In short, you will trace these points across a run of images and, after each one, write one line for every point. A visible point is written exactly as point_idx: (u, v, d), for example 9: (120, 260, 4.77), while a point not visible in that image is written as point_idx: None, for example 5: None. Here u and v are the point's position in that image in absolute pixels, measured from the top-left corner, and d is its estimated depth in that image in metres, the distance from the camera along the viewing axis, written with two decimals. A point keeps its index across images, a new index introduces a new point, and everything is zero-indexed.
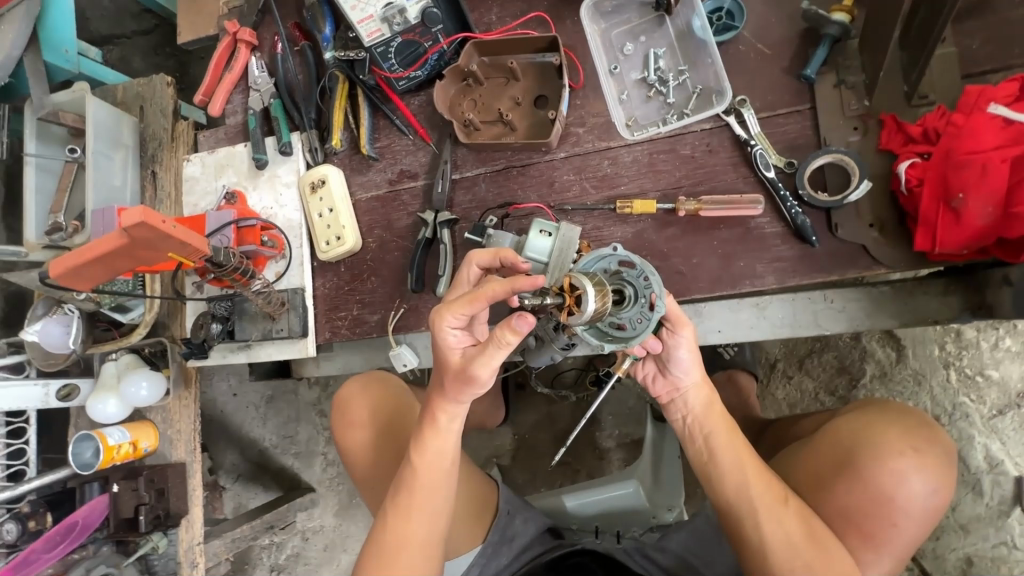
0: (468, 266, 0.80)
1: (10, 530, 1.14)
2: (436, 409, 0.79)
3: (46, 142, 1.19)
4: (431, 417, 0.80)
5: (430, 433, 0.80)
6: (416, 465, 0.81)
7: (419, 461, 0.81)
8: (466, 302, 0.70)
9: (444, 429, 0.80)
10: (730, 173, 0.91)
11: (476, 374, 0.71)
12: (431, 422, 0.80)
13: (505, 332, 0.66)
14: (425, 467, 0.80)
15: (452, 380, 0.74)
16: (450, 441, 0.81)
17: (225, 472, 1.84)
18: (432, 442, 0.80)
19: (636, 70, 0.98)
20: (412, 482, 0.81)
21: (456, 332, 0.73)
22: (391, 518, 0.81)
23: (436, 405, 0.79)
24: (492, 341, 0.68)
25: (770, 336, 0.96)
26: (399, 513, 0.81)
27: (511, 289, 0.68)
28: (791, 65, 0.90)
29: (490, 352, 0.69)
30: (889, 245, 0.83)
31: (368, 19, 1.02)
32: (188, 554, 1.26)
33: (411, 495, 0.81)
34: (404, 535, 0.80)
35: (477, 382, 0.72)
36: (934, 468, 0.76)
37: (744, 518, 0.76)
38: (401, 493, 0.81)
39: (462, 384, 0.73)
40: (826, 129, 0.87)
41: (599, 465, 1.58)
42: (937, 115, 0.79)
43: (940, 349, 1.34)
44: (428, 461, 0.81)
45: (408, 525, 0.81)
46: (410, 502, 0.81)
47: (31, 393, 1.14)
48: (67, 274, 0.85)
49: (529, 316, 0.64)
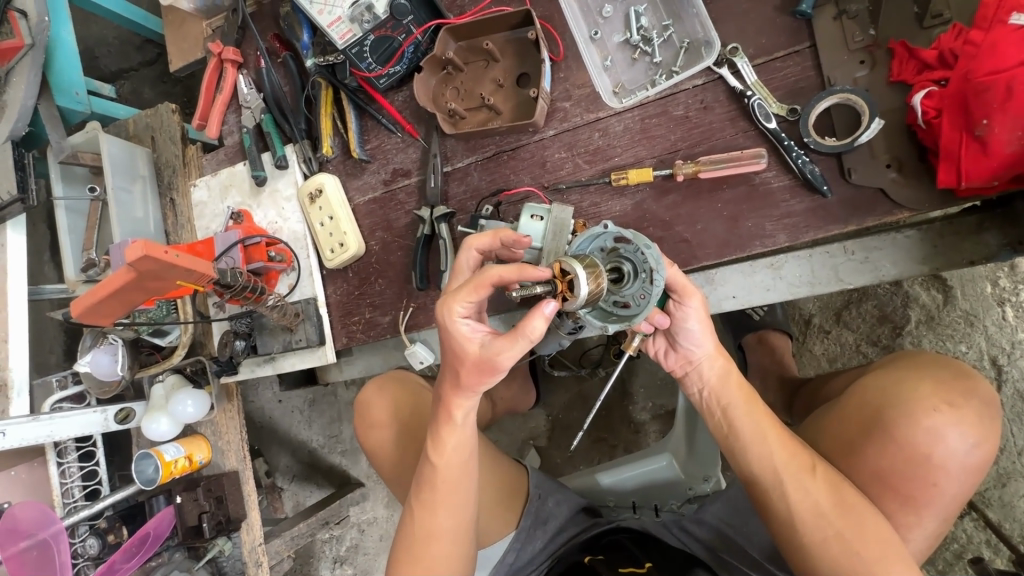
0: (466, 251, 0.78)
1: (92, 544, 1.25)
2: (450, 404, 0.77)
3: (71, 183, 1.25)
4: (446, 413, 0.78)
5: (446, 429, 0.78)
6: (435, 462, 0.80)
7: (439, 459, 0.80)
8: (471, 289, 0.68)
9: (459, 424, 0.78)
10: (728, 129, 0.85)
11: (499, 365, 0.67)
12: (448, 418, 0.78)
13: (534, 322, 0.64)
14: (444, 463, 0.80)
15: (470, 370, 0.70)
16: (466, 435, 0.79)
17: (281, 473, 1.93)
18: (447, 436, 0.79)
19: (618, 33, 0.93)
20: (433, 479, 0.81)
21: (469, 323, 0.70)
22: (416, 513, 0.82)
23: (451, 401, 0.76)
24: (519, 335, 0.65)
25: (789, 296, 0.90)
26: (424, 508, 0.81)
27: (522, 276, 0.66)
28: (784, 3, 0.83)
29: (517, 342, 0.66)
30: (908, 186, 0.76)
31: (338, 21, 0.99)
32: (252, 554, 1.33)
33: (434, 491, 0.81)
34: (431, 527, 0.81)
35: (499, 372, 0.69)
36: (972, 422, 0.71)
37: (770, 488, 0.74)
38: (424, 490, 0.82)
39: (482, 374, 0.70)
40: (829, 67, 0.80)
41: (636, 439, 1.56)
42: (952, 35, 0.72)
43: (993, 286, 1.25)
44: (447, 457, 0.79)
45: (434, 517, 0.81)
46: (434, 498, 0.81)
47: (92, 419, 1.20)
48: (87, 312, 0.91)
49: (552, 299, 0.64)
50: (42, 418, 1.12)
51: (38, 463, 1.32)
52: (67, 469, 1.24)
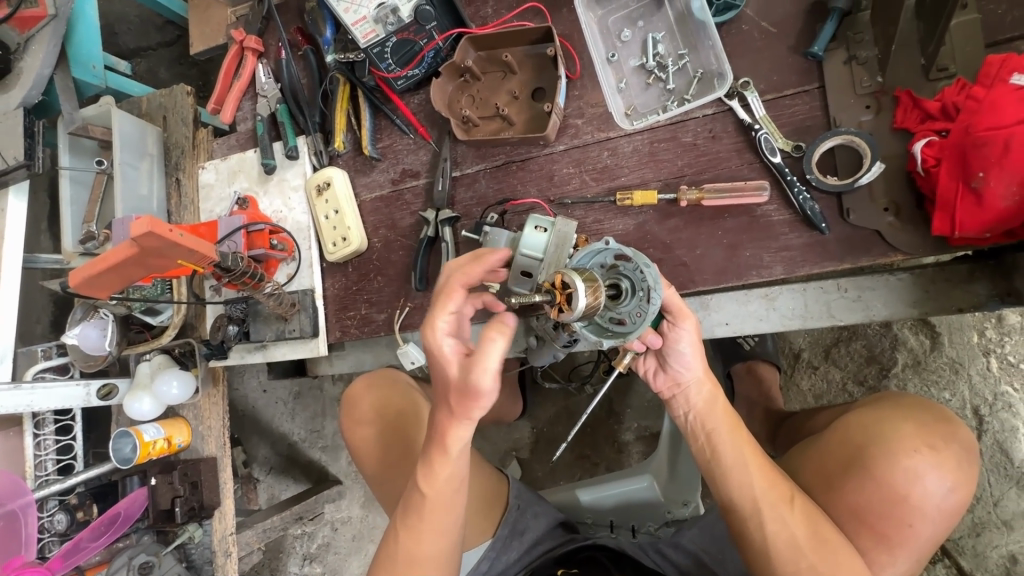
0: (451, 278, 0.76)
1: (60, 520, 1.23)
2: (446, 435, 0.71)
3: (78, 155, 1.25)
4: (441, 444, 0.72)
5: (438, 462, 0.73)
6: (425, 491, 0.76)
7: (430, 489, 0.76)
8: (444, 303, 0.70)
9: (455, 456, 0.73)
10: (734, 160, 0.87)
11: (478, 386, 0.63)
12: (442, 449, 0.72)
13: (494, 336, 0.62)
14: (434, 493, 0.76)
15: (457, 396, 0.65)
16: (458, 467, 0.75)
17: (259, 464, 1.91)
18: (440, 468, 0.74)
19: (634, 57, 0.94)
20: (421, 507, 0.78)
21: (449, 342, 0.68)
22: (402, 536, 0.80)
23: (447, 432, 0.70)
24: (485, 350, 0.62)
25: (781, 328, 0.91)
26: (410, 534, 0.79)
27: (483, 270, 0.74)
28: (797, 43, 0.85)
29: (487, 360, 0.62)
30: (904, 231, 0.78)
31: (362, 20, 1.02)
32: (222, 544, 1.32)
33: (421, 518, 0.78)
34: (416, 553, 0.79)
35: (482, 394, 0.63)
36: (951, 466, 0.72)
37: (746, 516, 0.74)
38: (411, 515, 0.79)
39: (468, 400, 0.65)
40: (836, 109, 0.82)
41: (618, 459, 1.56)
42: (956, 88, 0.73)
43: (980, 335, 1.27)
44: (438, 488, 0.75)
45: (420, 543, 0.79)
46: (421, 525, 0.78)
47: (74, 393, 1.20)
48: (82, 284, 0.89)
49: (510, 311, 0.62)
50: (24, 387, 1.11)
51: (13, 432, 1.30)
52: (42, 442, 1.22)
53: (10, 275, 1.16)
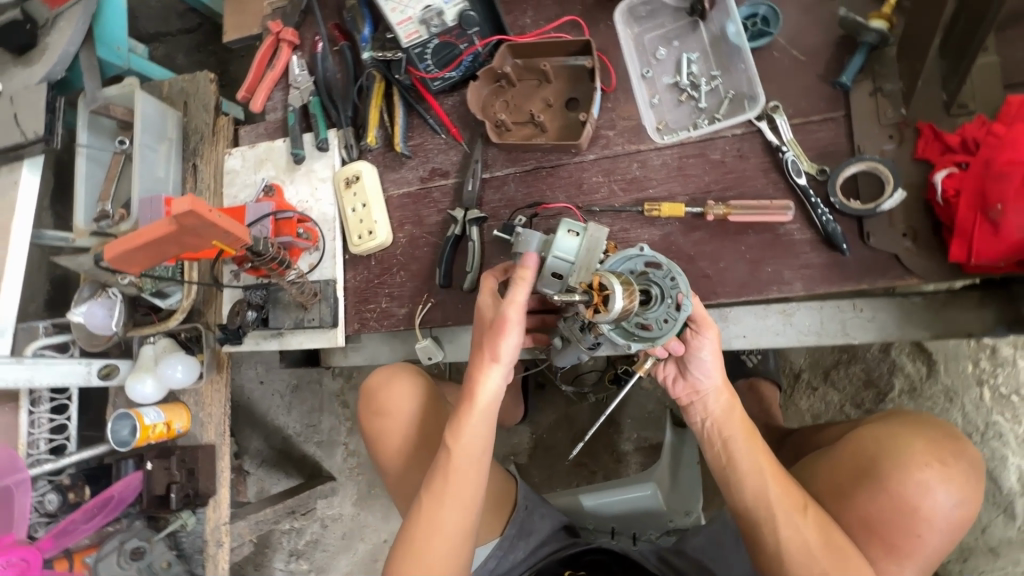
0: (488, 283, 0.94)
1: (51, 500, 1.20)
2: (477, 383, 0.83)
3: (97, 134, 1.26)
4: (472, 394, 0.83)
5: (468, 413, 0.83)
6: (451, 449, 0.83)
7: (455, 445, 0.83)
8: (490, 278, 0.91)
9: (482, 406, 0.83)
10: (760, 179, 0.90)
11: (504, 317, 0.80)
12: (471, 398, 0.83)
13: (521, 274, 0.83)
14: (459, 450, 0.83)
15: (489, 334, 0.82)
16: (483, 423, 0.83)
17: (250, 457, 1.86)
18: (469, 421, 0.83)
19: (668, 75, 0.98)
20: (446, 469, 0.83)
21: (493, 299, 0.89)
22: (425, 504, 0.83)
23: (478, 378, 0.83)
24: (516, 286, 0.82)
25: (796, 343, 0.94)
26: (432, 497, 0.83)
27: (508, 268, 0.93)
28: (826, 73, 0.90)
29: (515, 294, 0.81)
30: (921, 256, 0.82)
31: (407, 20, 1.02)
32: (215, 533, 1.30)
33: (446, 483, 0.83)
34: (436, 524, 0.82)
35: (508, 325, 0.80)
36: (959, 480, 0.75)
37: (761, 521, 0.76)
38: (435, 481, 0.83)
39: (497, 334, 0.81)
40: (860, 137, 0.86)
41: (616, 468, 1.58)
42: (977, 124, 0.78)
43: (974, 366, 1.30)
44: (464, 443, 0.83)
45: (440, 510, 0.82)
46: (444, 489, 0.83)
47: (75, 370, 1.19)
48: (117, 259, 0.89)
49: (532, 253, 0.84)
50: (26, 362, 1.10)
51: (8, 408, 1.28)
52: (36, 420, 1.21)
53: (17, 249, 1.16)
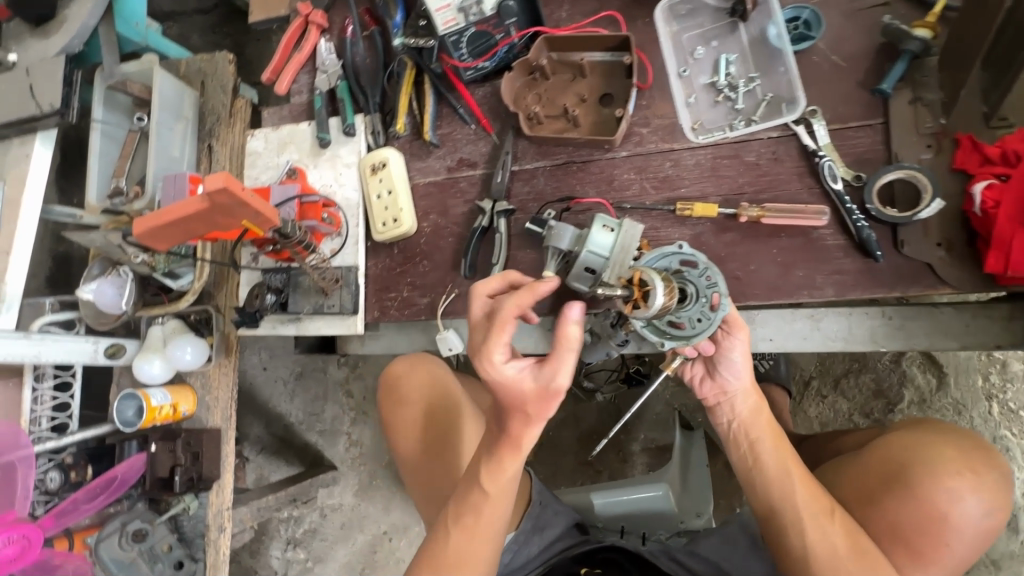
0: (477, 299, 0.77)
1: (54, 478, 1.18)
2: (519, 436, 0.74)
3: (113, 109, 1.23)
4: (513, 443, 0.75)
5: (509, 457, 0.77)
6: (487, 488, 0.80)
7: (491, 484, 0.79)
8: (498, 330, 0.69)
9: (526, 453, 0.76)
10: (795, 183, 0.90)
11: (560, 387, 0.67)
12: (514, 448, 0.75)
13: (569, 327, 0.66)
14: (496, 489, 0.80)
15: (535, 405, 0.69)
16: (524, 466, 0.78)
17: (249, 443, 1.86)
18: (509, 464, 0.78)
19: (704, 75, 0.98)
20: (479, 503, 0.81)
21: (515, 365, 0.69)
22: (455, 534, 0.82)
23: (520, 434, 0.74)
24: (564, 347, 0.67)
25: (822, 348, 0.94)
26: (464, 532, 0.81)
27: (537, 299, 0.70)
28: (866, 79, 0.90)
29: (563, 358, 0.67)
30: (955, 266, 0.82)
31: (445, 7, 1.03)
32: (217, 519, 1.29)
33: (478, 516, 0.81)
34: (467, 552, 0.82)
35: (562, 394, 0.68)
36: (990, 491, 0.75)
37: (787, 523, 0.77)
38: (466, 514, 0.81)
39: (547, 403, 0.69)
40: (899, 145, 0.86)
41: (622, 468, 1.58)
42: (1018, 137, 0.78)
43: (984, 380, 1.32)
44: (501, 483, 0.79)
45: (472, 543, 0.82)
46: (477, 522, 0.81)
47: (82, 348, 1.17)
48: (147, 235, 0.88)
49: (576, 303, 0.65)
50: (34, 338, 1.06)
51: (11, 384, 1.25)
52: (39, 396, 1.17)
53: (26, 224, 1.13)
